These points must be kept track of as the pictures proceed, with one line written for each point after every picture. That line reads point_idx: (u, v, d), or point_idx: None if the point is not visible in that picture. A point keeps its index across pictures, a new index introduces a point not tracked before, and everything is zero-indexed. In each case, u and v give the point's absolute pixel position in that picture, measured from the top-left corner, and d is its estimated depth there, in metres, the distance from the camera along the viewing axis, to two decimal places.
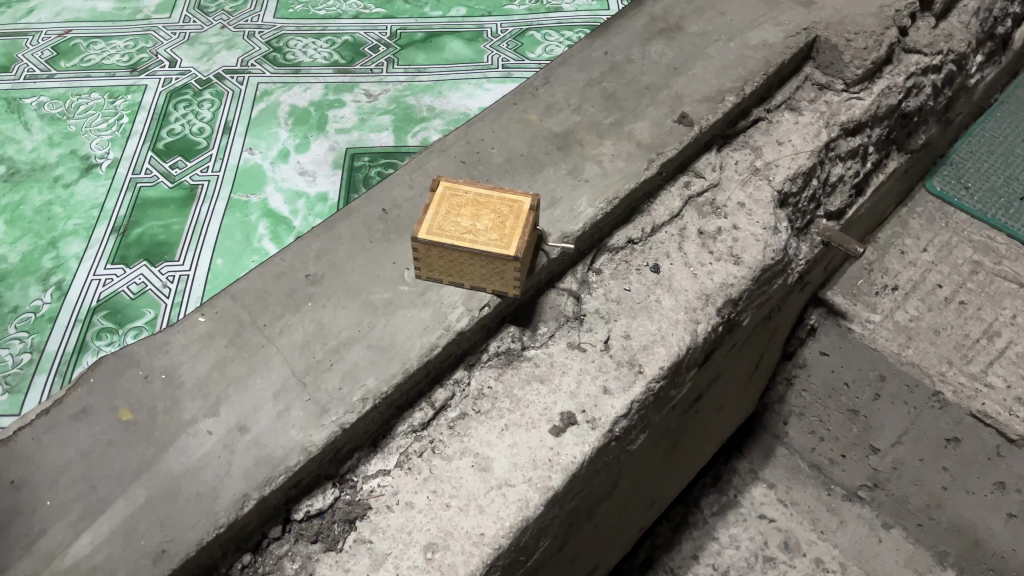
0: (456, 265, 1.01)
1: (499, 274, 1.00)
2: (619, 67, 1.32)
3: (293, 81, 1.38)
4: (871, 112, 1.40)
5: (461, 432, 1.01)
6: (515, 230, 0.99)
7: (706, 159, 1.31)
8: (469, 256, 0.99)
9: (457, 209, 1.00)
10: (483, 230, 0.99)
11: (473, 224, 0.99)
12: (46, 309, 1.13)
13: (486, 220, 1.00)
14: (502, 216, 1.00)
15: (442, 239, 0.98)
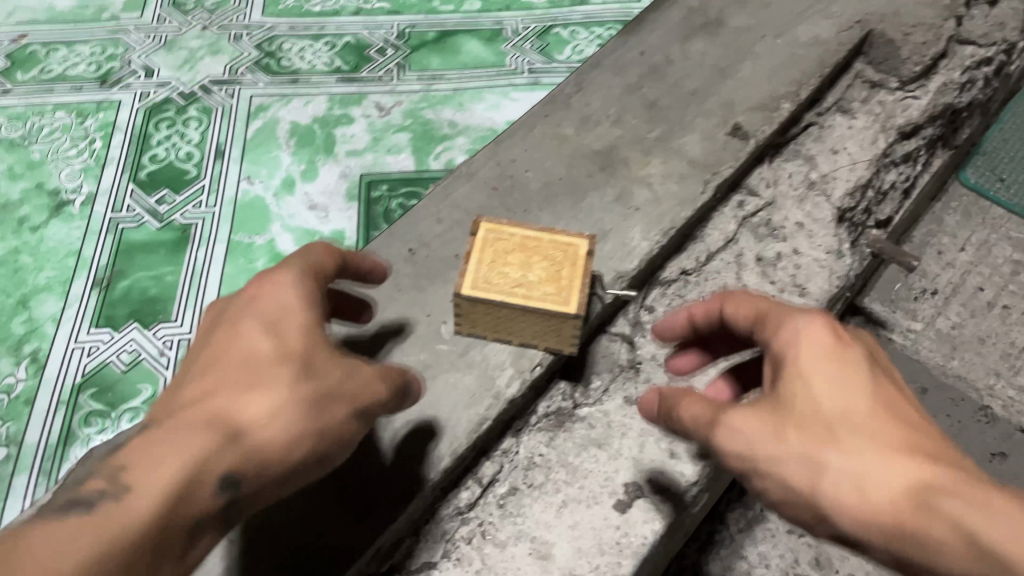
0: (506, 322, 0.86)
1: (558, 330, 0.85)
2: (658, 70, 1.18)
3: (292, 92, 1.22)
4: (928, 113, 1.28)
5: (513, 513, 0.89)
6: (574, 281, 0.83)
7: (758, 173, 1.17)
8: (520, 314, 0.84)
9: (504, 257, 0.85)
10: (536, 283, 0.83)
11: (524, 276, 0.83)
12: (22, 387, 1.00)
13: (539, 270, 0.84)
14: (556, 263, 0.84)
15: (490, 296, 0.83)
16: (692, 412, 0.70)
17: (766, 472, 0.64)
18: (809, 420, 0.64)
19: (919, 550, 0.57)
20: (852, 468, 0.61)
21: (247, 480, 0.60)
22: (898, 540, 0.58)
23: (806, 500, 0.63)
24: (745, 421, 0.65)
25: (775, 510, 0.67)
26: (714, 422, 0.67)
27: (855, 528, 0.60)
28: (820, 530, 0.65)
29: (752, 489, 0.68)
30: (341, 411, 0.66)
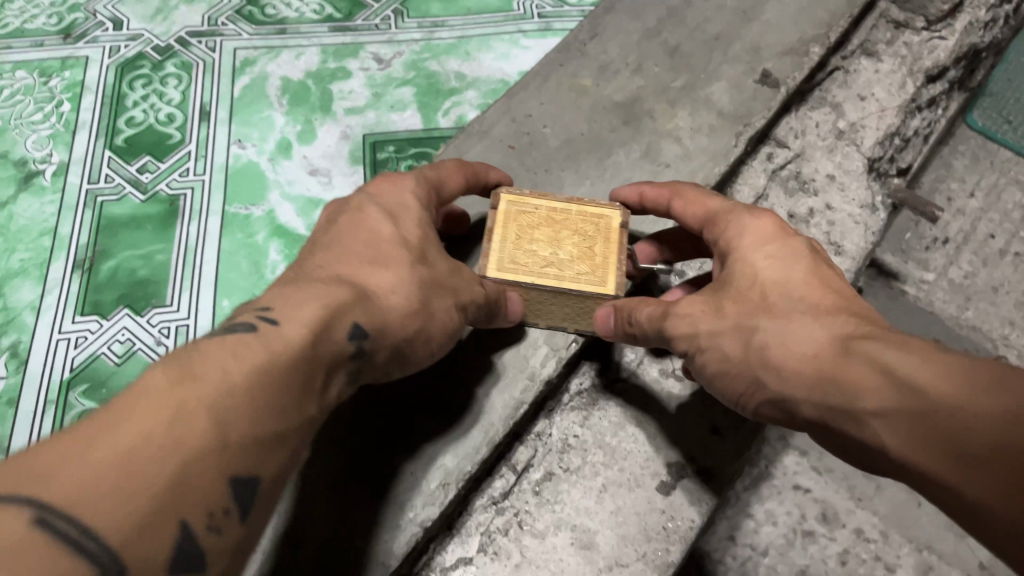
0: (530, 303, 0.78)
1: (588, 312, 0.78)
2: (678, 13, 1.09)
3: (280, 45, 1.10)
4: (955, 54, 1.21)
5: (550, 500, 0.82)
6: (608, 258, 0.75)
7: (786, 123, 1.10)
8: (549, 297, 0.75)
9: (530, 231, 0.77)
10: (567, 259, 0.75)
11: (553, 252, 0.75)
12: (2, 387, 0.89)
13: (569, 245, 0.76)
14: (588, 238, 0.76)
15: (518, 277, 0.74)
16: (648, 311, 0.70)
17: (711, 343, 0.65)
18: (751, 298, 0.65)
19: (834, 393, 0.56)
20: (788, 325, 0.61)
21: (374, 345, 0.58)
22: (819, 387, 0.57)
23: (748, 367, 0.63)
24: (690, 303, 0.68)
25: (730, 400, 0.67)
26: (666, 308, 0.69)
27: (788, 386, 0.60)
28: (762, 407, 0.64)
29: (702, 372, 0.68)
30: (445, 303, 0.65)
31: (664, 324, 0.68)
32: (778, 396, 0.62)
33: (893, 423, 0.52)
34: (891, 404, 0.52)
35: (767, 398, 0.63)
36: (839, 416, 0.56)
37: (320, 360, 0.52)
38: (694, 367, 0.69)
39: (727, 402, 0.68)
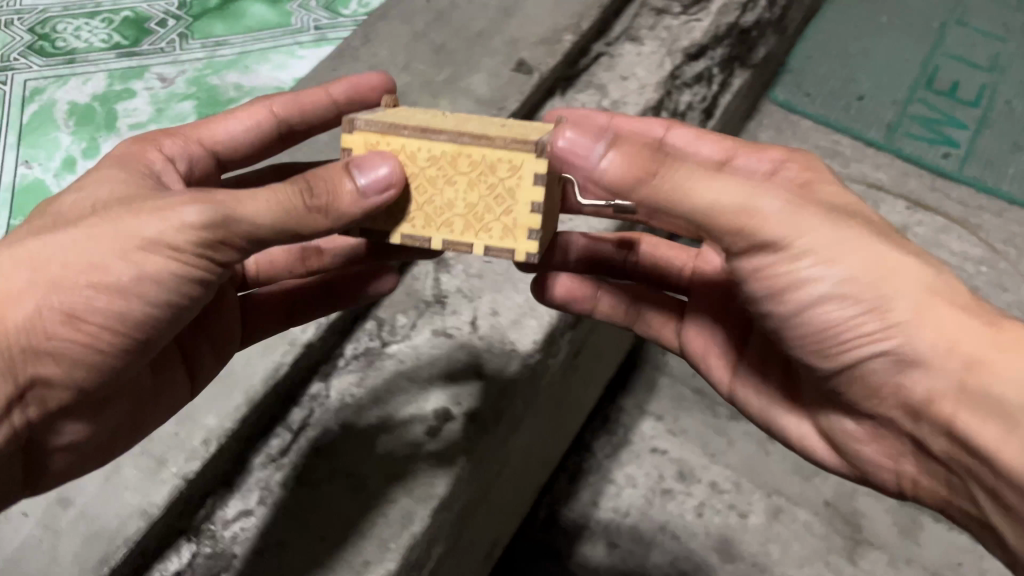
0: (427, 187, 0.73)
1: (498, 185, 0.72)
2: (444, 15, 1.20)
3: (67, 72, 1.12)
4: (710, 34, 1.35)
5: (326, 452, 0.91)
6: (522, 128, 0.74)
7: (552, 106, 1.21)
8: (446, 155, 0.72)
9: (429, 117, 0.78)
10: (472, 126, 0.75)
11: (459, 125, 0.75)
12: None
13: (472, 123, 0.76)
14: (498, 123, 0.76)
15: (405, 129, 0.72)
16: (711, 192, 0.66)
17: (817, 272, 0.69)
18: (899, 264, 0.69)
19: (996, 404, 0.65)
20: (914, 309, 0.68)
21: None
22: (965, 394, 0.67)
23: (869, 299, 0.69)
24: (830, 230, 0.68)
25: (814, 330, 0.73)
26: (750, 203, 0.67)
27: (933, 365, 0.69)
28: (876, 360, 0.72)
29: (772, 284, 0.72)
30: (106, 247, 0.63)
31: (755, 235, 0.68)
32: (900, 356, 0.70)
33: (1010, 340, 0.67)
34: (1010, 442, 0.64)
35: (892, 357, 0.70)
36: (965, 372, 0.67)
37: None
38: (749, 267, 0.72)
39: (814, 343, 0.74)
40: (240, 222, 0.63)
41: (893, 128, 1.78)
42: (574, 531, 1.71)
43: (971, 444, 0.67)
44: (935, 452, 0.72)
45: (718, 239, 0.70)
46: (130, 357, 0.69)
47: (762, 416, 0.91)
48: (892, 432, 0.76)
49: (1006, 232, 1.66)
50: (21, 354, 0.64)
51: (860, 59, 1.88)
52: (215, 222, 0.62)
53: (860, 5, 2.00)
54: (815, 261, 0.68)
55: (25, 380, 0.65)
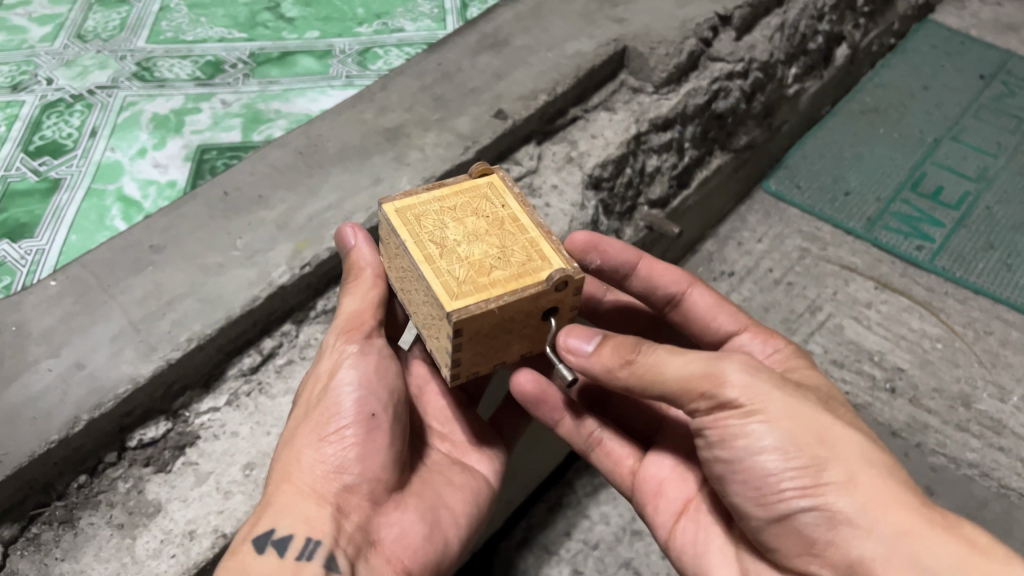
0: (410, 287, 0.95)
1: (435, 316, 0.91)
2: (449, 76, 1.51)
3: (157, 93, 1.45)
4: (677, 110, 1.61)
5: (286, 375, 1.14)
6: (491, 287, 0.88)
7: (526, 150, 1.48)
8: (411, 273, 0.92)
9: (475, 218, 0.95)
10: (465, 253, 0.91)
11: (467, 240, 0.93)
12: None
13: (482, 247, 0.92)
14: (501, 261, 0.91)
15: (403, 233, 0.93)
16: (680, 365, 0.87)
17: (765, 433, 0.84)
18: (838, 438, 0.85)
19: (917, 568, 0.79)
20: (863, 466, 0.84)
21: (336, 428, 0.93)
22: (892, 555, 0.80)
23: (823, 473, 0.83)
24: (789, 407, 0.86)
25: (753, 478, 0.86)
26: (716, 370, 0.86)
27: (859, 523, 0.81)
28: (807, 513, 0.84)
29: (730, 442, 0.87)
30: (320, 375, 0.98)
31: (718, 396, 0.86)
32: (832, 513, 0.82)
33: (876, 501, 0.82)
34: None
35: (822, 512, 0.83)
36: (858, 526, 0.81)
37: (342, 428, 0.93)
38: (709, 417, 0.87)
39: (752, 493, 0.87)
40: (355, 307, 1.01)
41: (872, 221, 1.96)
42: (544, 555, 1.83)
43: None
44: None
45: (680, 399, 0.88)
46: (394, 395, 0.98)
47: (697, 564, 1.00)
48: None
49: (967, 317, 1.79)
50: (361, 424, 0.94)
51: (851, 162, 2.08)
52: (336, 330, 1.01)
53: (862, 118, 2.20)
54: (767, 419, 0.85)
55: (376, 426, 0.95)
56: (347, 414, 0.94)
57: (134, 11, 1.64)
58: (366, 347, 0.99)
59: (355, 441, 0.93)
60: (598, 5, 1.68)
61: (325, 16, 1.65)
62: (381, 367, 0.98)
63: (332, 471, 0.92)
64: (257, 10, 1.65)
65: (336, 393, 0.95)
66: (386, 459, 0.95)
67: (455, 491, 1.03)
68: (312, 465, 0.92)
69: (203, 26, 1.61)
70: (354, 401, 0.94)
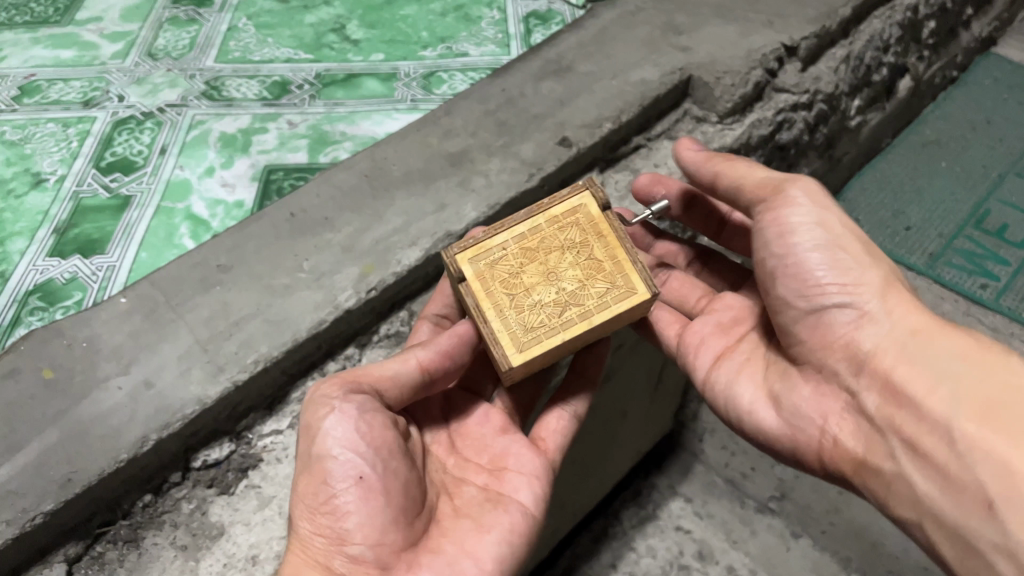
0: (565, 350, 1.00)
1: (626, 319, 1.01)
2: (513, 101, 1.51)
3: (225, 112, 1.46)
4: (742, 140, 1.58)
5: None
6: (616, 260, 0.98)
7: (588, 178, 1.47)
8: (579, 339, 0.97)
9: (517, 272, 0.98)
10: (585, 286, 0.97)
11: (553, 284, 0.97)
12: None
13: (566, 266, 0.98)
14: (585, 252, 0.99)
15: (545, 343, 0.94)
16: (756, 177, 1.03)
17: (819, 240, 0.96)
18: (877, 259, 0.97)
19: (926, 359, 0.89)
20: (892, 280, 0.95)
21: (325, 495, 0.91)
22: (900, 351, 0.90)
23: (861, 274, 0.95)
24: (842, 222, 0.98)
25: (798, 272, 0.96)
26: (787, 182, 1.00)
27: (883, 320, 0.93)
28: (840, 308, 0.94)
29: (784, 240, 0.97)
30: (305, 445, 0.93)
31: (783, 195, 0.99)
32: (863, 312, 0.94)
33: (898, 307, 0.93)
34: (989, 376, 0.85)
35: (855, 307, 0.94)
36: (872, 320, 0.93)
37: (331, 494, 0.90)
38: (768, 217, 0.99)
39: (795, 284, 0.97)
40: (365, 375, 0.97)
41: (934, 257, 1.92)
42: None
43: (901, 386, 0.88)
44: (866, 407, 0.92)
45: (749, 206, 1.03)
46: (382, 447, 0.94)
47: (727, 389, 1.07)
48: (829, 383, 0.96)
49: None
50: (349, 486, 0.91)
51: (911, 195, 2.05)
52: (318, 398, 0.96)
53: (922, 150, 2.16)
54: (821, 218, 0.97)
55: (367, 486, 0.91)
56: (339, 479, 0.91)
57: (203, 30, 1.66)
58: (347, 400, 0.93)
59: (348, 509, 0.90)
60: (662, 32, 1.67)
61: (389, 39, 1.65)
62: (370, 423, 0.93)
63: (334, 542, 0.90)
64: (322, 32, 1.67)
65: (322, 458, 0.91)
66: (386, 520, 0.91)
67: (482, 533, 0.96)
68: (315, 535, 0.91)
69: (270, 46, 1.63)
70: (342, 466, 0.91)
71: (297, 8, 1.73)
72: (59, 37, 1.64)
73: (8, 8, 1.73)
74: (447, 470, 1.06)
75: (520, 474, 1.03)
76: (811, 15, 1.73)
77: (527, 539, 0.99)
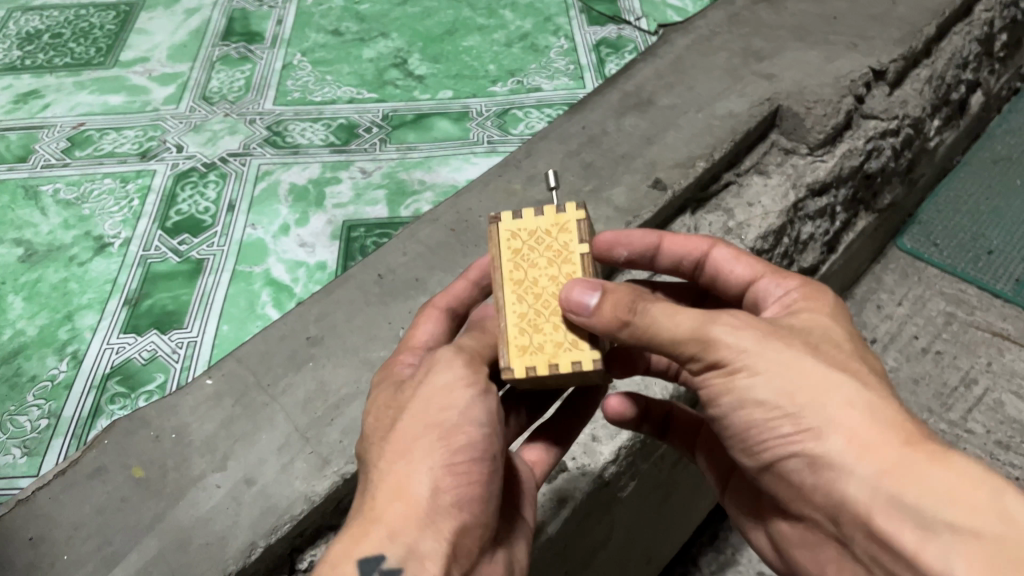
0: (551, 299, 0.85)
1: (546, 235, 0.88)
2: (596, 139, 1.42)
3: (292, 161, 1.38)
4: (835, 173, 1.47)
5: None
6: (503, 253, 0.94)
7: (681, 221, 1.37)
8: (522, 287, 0.86)
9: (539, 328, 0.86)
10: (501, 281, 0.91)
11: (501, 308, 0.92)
12: (49, 406, 1.07)
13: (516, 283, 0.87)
14: None
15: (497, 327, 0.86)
16: (669, 325, 0.76)
17: (750, 382, 0.75)
18: (822, 381, 0.74)
19: (899, 506, 0.68)
20: (845, 404, 0.73)
21: (460, 460, 0.76)
22: (877, 498, 0.70)
23: (808, 419, 0.74)
24: (773, 355, 0.75)
25: (747, 426, 0.78)
26: (702, 333, 0.76)
27: (843, 465, 0.72)
28: (791, 459, 0.76)
29: (718, 399, 0.79)
30: (437, 402, 0.78)
31: (702, 352, 0.76)
32: (817, 459, 0.73)
33: (856, 446, 0.71)
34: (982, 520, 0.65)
35: (806, 457, 0.74)
36: (837, 468, 0.72)
37: (465, 466, 0.76)
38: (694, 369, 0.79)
39: (743, 441, 0.80)
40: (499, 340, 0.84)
41: (1022, 283, 1.82)
42: None
43: (885, 539, 0.70)
44: (861, 554, 0.75)
45: (672, 354, 0.79)
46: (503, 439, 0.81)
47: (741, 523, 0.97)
48: (817, 529, 0.81)
49: None
50: (483, 466, 0.77)
51: (990, 216, 1.94)
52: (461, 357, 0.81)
53: (995, 166, 2.05)
54: (745, 351, 0.75)
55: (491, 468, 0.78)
56: (467, 451, 0.76)
57: (257, 70, 1.58)
58: (490, 386, 0.81)
59: (478, 483, 0.76)
60: (743, 58, 1.59)
61: (455, 74, 1.58)
62: (499, 412, 0.81)
63: (455, 511, 0.74)
64: (383, 67, 1.59)
65: (463, 425, 0.76)
66: (493, 508, 0.78)
67: (513, 547, 0.86)
68: (434, 496, 0.74)
69: (330, 85, 1.55)
70: (482, 440, 0.77)
71: (353, 41, 1.65)
72: (105, 81, 1.56)
73: (44, 50, 1.64)
74: None
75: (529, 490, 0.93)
76: (897, 36, 1.64)
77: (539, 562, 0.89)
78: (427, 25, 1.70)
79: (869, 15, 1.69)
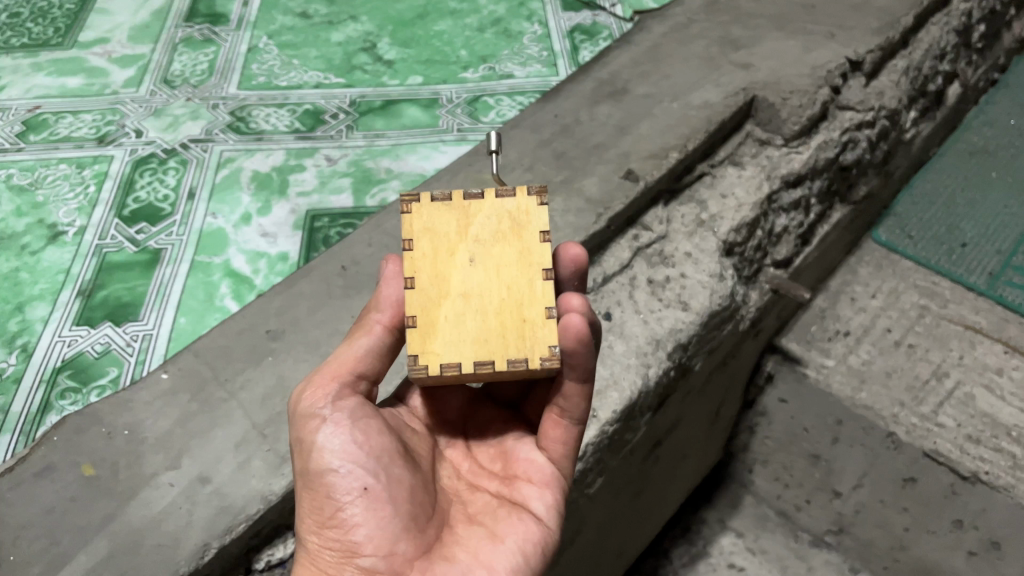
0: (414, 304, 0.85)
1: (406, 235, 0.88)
2: (568, 129, 1.39)
3: (255, 148, 1.35)
4: (810, 165, 1.45)
5: None
6: None
7: (654, 212, 1.34)
8: None
9: (483, 322, 0.82)
10: None
11: None
12: None
13: (424, 273, 0.83)
14: None
15: None
16: None
17: None
18: None
19: None
20: None
21: (331, 503, 0.78)
22: None
23: None
24: None
25: None
26: None
27: None
28: None
29: None
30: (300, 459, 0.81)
31: None
32: None
33: None
34: None
35: None
36: None
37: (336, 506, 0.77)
38: None
39: None
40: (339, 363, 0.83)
41: (995, 277, 1.82)
42: None
43: None
44: None
45: None
46: (381, 455, 0.80)
47: None
48: None
49: None
50: (358, 496, 0.77)
51: (965, 209, 1.93)
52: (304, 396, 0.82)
53: (971, 158, 2.04)
54: None
55: (369, 493, 0.77)
56: (340, 491, 0.78)
57: (222, 53, 1.53)
58: (340, 412, 0.80)
59: (358, 519, 0.77)
60: (720, 47, 1.56)
61: (425, 59, 1.55)
62: (366, 430, 0.80)
63: (345, 555, 0.76)
64: (352, 51, 1.55)
65: (321, 473, 0.78)
66: (398, 527, 0.77)
67: (498, 542, 0.81)
68: (323, 548, 0.77)
69: (297, 69, 1.51)
70: (342, 478, 0.78)
71: (322, 24, 1.61)
72: (64, 63, 1.51)
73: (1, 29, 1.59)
74: (458, 477, 0.90)
75: (531, 482, 0.88)
76: (874, 26, 1.63)
77: (547, 553, 0.84)
78: (399, 8, 1.66)
79: (848, 5, 1.68)
